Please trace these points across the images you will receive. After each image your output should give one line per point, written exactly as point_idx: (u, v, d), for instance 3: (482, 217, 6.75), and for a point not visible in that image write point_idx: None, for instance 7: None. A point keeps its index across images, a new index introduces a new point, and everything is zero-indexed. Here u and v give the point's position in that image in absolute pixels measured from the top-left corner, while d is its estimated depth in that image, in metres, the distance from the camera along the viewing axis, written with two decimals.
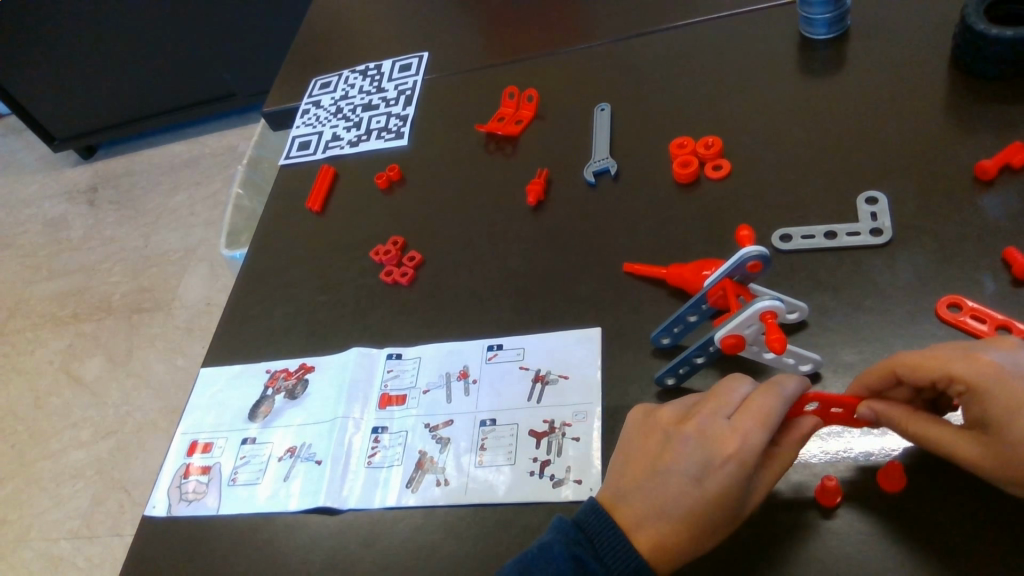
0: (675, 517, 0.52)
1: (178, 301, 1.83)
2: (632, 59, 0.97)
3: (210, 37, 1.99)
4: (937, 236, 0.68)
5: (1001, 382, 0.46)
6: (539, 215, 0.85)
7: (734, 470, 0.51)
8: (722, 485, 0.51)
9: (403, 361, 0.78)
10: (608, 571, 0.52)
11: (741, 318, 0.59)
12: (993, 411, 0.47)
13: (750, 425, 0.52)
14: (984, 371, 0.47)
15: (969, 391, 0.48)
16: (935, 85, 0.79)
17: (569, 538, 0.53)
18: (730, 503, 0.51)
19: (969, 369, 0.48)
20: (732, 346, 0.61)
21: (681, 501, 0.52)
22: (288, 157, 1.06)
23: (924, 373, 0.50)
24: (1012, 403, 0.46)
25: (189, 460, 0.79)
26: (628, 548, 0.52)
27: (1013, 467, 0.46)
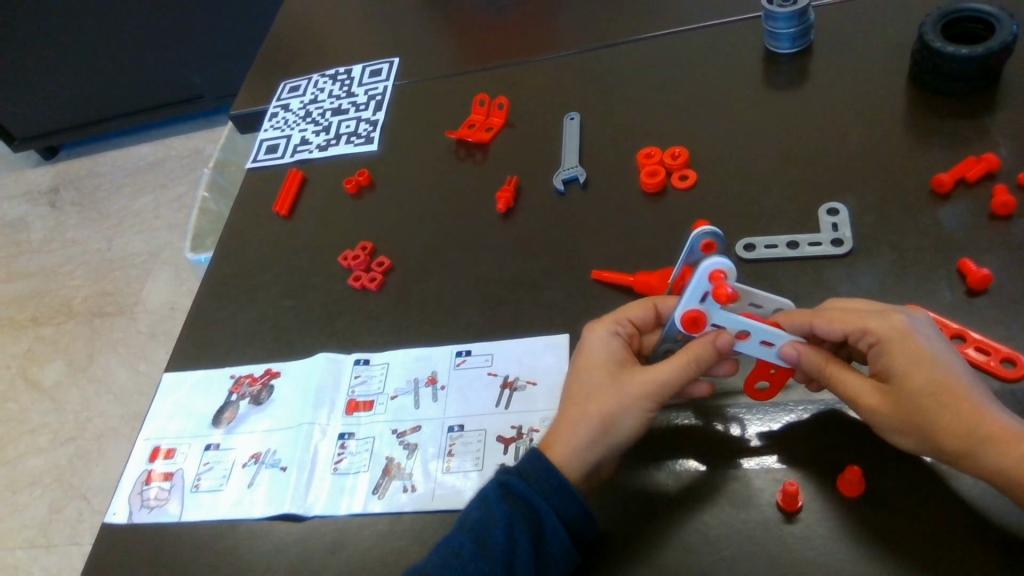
0: (564, 402, 0.61)
1: (141, 305, 1.80)
2: (601, 68, 0.98)
3: (178, 39, 1.96)
4: (895, 246, 0.70)
5: (906, 336, 0.52)
6: (508, 221, 0.86)
7: (601, 349, 0.62)
8: (593, 364, 0.61)
9: (371, 366, 0.78)
10: (532, 489, 0.56)
11: (691, 286, 0.55)
12: (896, 361, 0.52)
13: (607, 322, 0.63)
14: (893, 327, 0.53)
15: (879, 343, 0.53)
16: (895, 100, 0.81)
17: (498, 471, 0.59)
18: (607, 375, 0.60)
19: (883, 324, 0.53)
20: (693, 324, 0.57)
21: (576, 397, 0.60)
22: (256, 160, 1.05)
23: (843, 324, 0.55)
24: (914, 358, 0.51)
25: (151, 466, 0.77)
26: (548, 469, 0.57)
27: (904, 417, 0.51)
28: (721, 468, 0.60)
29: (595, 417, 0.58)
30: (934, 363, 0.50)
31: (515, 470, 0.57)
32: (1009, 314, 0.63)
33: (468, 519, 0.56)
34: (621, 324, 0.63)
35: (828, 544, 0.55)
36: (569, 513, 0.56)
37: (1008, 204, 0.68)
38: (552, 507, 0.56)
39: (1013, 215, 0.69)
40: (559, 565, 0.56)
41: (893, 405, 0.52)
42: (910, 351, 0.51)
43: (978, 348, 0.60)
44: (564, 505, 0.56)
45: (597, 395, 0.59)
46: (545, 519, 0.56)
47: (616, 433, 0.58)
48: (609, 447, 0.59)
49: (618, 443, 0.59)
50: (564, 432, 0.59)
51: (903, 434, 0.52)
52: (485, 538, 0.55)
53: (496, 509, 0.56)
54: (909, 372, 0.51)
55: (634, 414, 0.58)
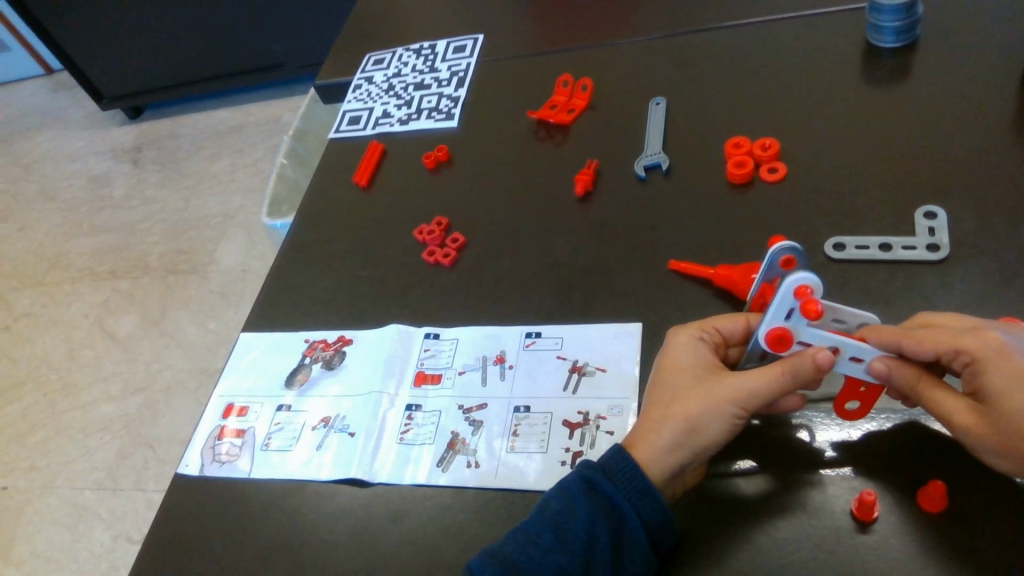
0: (647, 406, 0.60)
1: (214, 265, 1.86)
2: (691, 54, 0.96)
3: (263, 8, 2.00)
4: (996, 256, 0.66)
5: (1003, 356, 0.49)
6: (585, 206, 0.85)
7: (686, 355, 0.61)
8: (676, 368, 0.60)
9: (440, 341, 0.78)
10: (617, 490, 0.56)
11: (777, 302, 0.53)
12: (994, 384, 0.49)
13: (692, 330, 0.62)
14: (989, 346, 0.50)
15: (973, 363, 0.50)
16: (1006, 101, 0.77)
17: (584, 463, 0.58)
18: (691, 379, 0.59)
19: (977, 343, 0.50)
20: (782, 342, 0.55)
21: (658, 401, 0.59)
22: (337, 131, 1.07)
23: (932, 344, 0.52)
24: (1013, 380, 0.48)
25: (224, 422, 0.80)
26: (635, 468, 0.56)
27: (1004, 442, 0.49)
28: (794, 472, 0.59)
29: (677, 419, 0.57)
30: None
31: (601, 466, 0.57)
32: None
33: (548, 509, 0.56)
34: (707, 333, 0.62)
35: (904, 559, 0.53)
36: (653, 519, 0.55)
37: None
38: (636, 511, 0.55)
39: None
40: (638, 569, 0.55)
41: (990, 429, 0.50)
42: (1010, 373, 0.49)
43: None
44: (649, 512, 0.55)
45: (680, 397, 0.58)
46: (627, 521, 0.55)
47: (699, 437, 0.56)
48: (692, 451, 0.57)
49: (702, 448, 0.57)
50: (646, 433, 0.58)
51: (1003, 458, 0.50)
52: (564, 530, 0.55)
53: (578, 504, 0.56)
54: (1008, 395, 0.48)
55: (717, 417, 0.56)
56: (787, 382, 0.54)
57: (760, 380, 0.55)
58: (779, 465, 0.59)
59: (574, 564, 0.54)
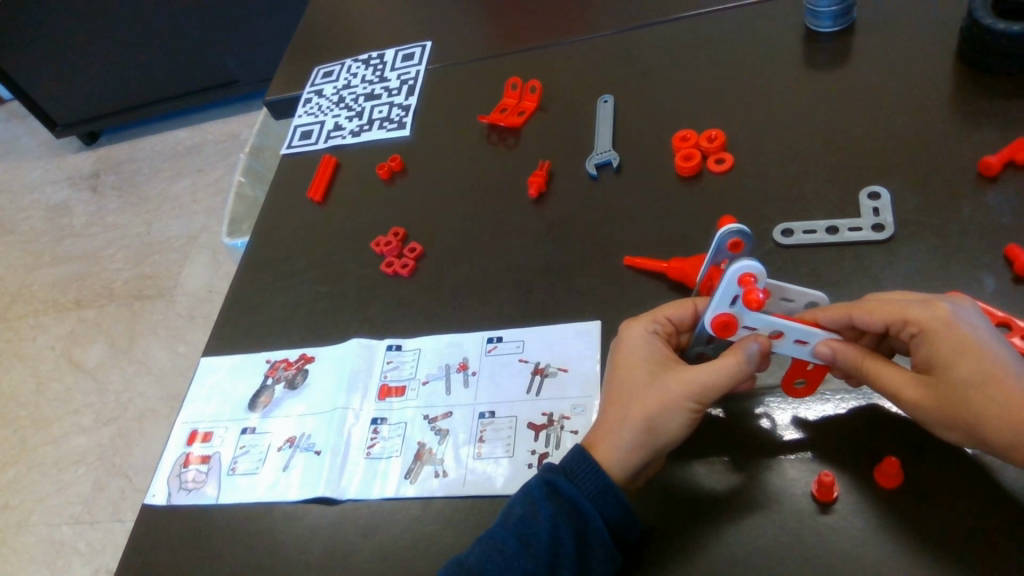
0: (606, 405, 0.60)
1: (179, 288, 1.83)
2: (637, 49, 0.96)
3: (212, 24, 1.98)
4: (939, 232, 0.67)
5: (951, 323, 0.50)
6: (540, 207, 0.85)
7: (641, 350, 0.61)
8: (632, 364, 0.60)
9: (403, 352, 0.78)
10: (579, 489, 0.56)
11: (721, 289, 0.54)
12: (939, 351, 0.50)
13: (642, 322, 0.63)
14: (936, 315, 0.51)
15: (920, 333, 0.51)
16: (941, 79, 0.78)
17: (546, 466, 0.58)
18: (647, 376, 0.59)
19: (925, 313, 0.51)
20: (725, 327, 0.56)
21: (617, 401, 0.59)
22: (290, 146, 1.06)
23: (882, 315, 0.54)
24: (958, 346, 0.49)
25: (189, 449, 0.79)
26: (597, 470, 0.56)
27: (947, 409, 0.50)
28: (755, 457, 0.59)
29: (637, 419, 0.57)
30: (983, 351, 0.48)
31: (561, 469, 0.57)
32: None
33: (512, 515, 0.57)
34: (660, 323, 0.63)
35: (866, 537, 0.54)
36: (615, 517, 0.56)
37: None
38: (598, 510, 0.55)
39: None
40: (603, 566, 0.55)
41: (935, 397, 0.50)
42: (952, 343, 0.50)
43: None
44: (611, 508, 0.55)
45: (638, 396, 0.58)
46: (590, 520, 0.55)
47: (659, 435, 0.57)
48: (653, 450, 0.57)
49: (662, 445, 0.57)
50: (606, 436, 0.58)
51: (948, 427, 0.50)
52: (528, 535, 0.55)
53: (541, 509, 0.56)
54: (952, 364, 0.49)
55: (676, 414, 0.56)
56: (740, 372, 0.55)
57: (717, 374, 0.55)
58: (741, 454, 0.60)
59: (539, 568, 0.55)
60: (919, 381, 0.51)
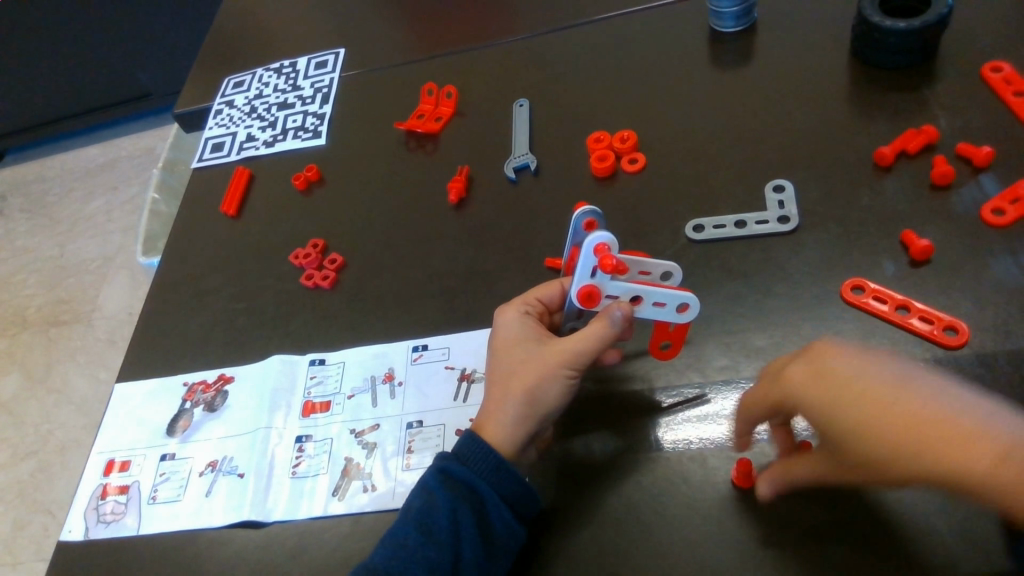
0: (488, 387, 0.60)
1: (98, 312, 1.75)
2: (550, 52, 0.97)
3: (119, 35, 1.90)
4: (841, 221, 0.70)
5: (811, 391, 0.48)
6: (460, 212, 0.85)
7: (512, 330, 0.62)
8: (508, 343, 0.61)
9: (326, 366, 0.77)
10: (472, 471, 0.56)
11: (580, 261, 0.56)
12: (818, 422, 0.47)
13: (511, 307, 0.64)
14: (794, 387, 0.49)
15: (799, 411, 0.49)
16: (837, 74, 0.81)
17: (441, 456, 0.59)
18: (521, 352, 0.60)
19: (787, 391, 0.49)
20: (590, 298, 0.58)
21: (496, 381, 0.60)
22: (200, 160, 1.03)
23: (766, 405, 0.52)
24: (825, 412, 0.46)
25: (106, 479, 0.75)
26: (486, 448, 0.57)
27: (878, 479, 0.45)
28: (678, 447, 0.60)
29: (517, 391, 0.58)
30: (848, 405, 0.45)
31: (454, 455, 0.57)
32: (951, 283, 0.64)
33: (411, 509, 0.56)
34: (531, 304, 0.64)
35: (782, 518, 0.54)
36: (510, 491, 0.56)
37: (947, 175, 0.69)
38: (493, 488, 0.56)
39: (953, 185, 0.70)
40: (506, 543, 0.55)
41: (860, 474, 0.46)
42: (840, 377, 0.46)
43: (923, 318, 0.62)
44: (506, 483, 0.56)
45: (515, 371, 0.59)
46: (487, 500, 0.55)
47: (540, 404, 0.58)
48: (537, 419, 0.58)
49: (545, 414, 0.58)
50: (491, 415, 0.58)
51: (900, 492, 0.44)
52: (428, 524, 0.55)
53: (438, 496, 0.56)
54: (846, 388, 0.46)
55: (553, 382, 0.58)
56: (608, 336, 0.57)
57: (586, 339, 0.57)
58: (635, 431, 0.62)
59: (444, 557, 0.54)
60: (821, 420, 0.47)
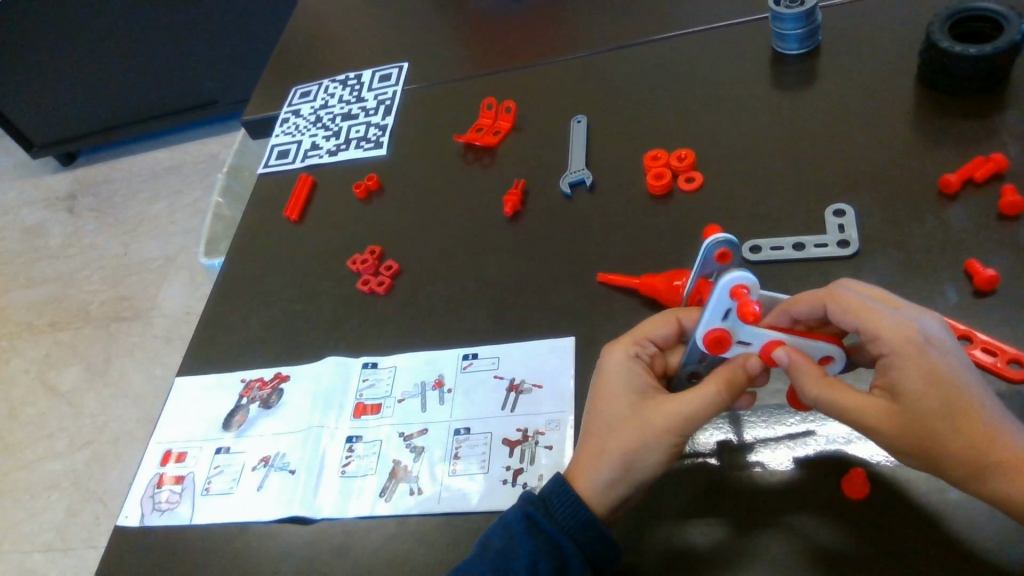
0: (587, 437, 0.59)
1: (157, 310, 1.82)
2: (609, 71, 0.98)
3: (190, 45, 1.99)
4: (902, 248, 0.69)
5: (923, 349, 0.48)
6: (516, 225, 0.86)
7: (619, 378, 0.59)
8: (610, 393, 0.59)
9: (379, 370, 0.78)
10: (559, 525, 0.56)
11: (711, 305, 0.53)
12: (905, 375, 0.47)
13: (620, 345, 0.61)
14: (909, 337, 0.48)
15: (891, 350, 0.49)
16: (903, 99, 0.80)
17: (529, 501, 0.58)
18: (625, 406, 0.57)
19: (897, 333, 0.49)
20: (720, 339, 0.54)
21: (597, 431, 0.58)
22: (266, 166, 1.06)
23: (858, 318, 0.51)
24: (926, 373, 0.47)
25: (163, 468, 0.78)
26: (578, 506, 0.56)
27: (908, 439, 0.47)
28: (728, 468, 0.60)
29: (616, 453, 0.55)
30: (953, 384, 0.46)
31: (541, 503, 0.57)
32: (1017, 314, 0.62)
33: (490, 549, 0.56)
34: (642, 344, 0.61)
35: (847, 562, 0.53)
36: (595, 550, 0.55)
37: (1017, 205, 0.67)
38: (577, 546, 0.55)
39: (1022, 215, 0.68)
40: None
41: (887, 422, 0.48)
42: (941, 362, 0.47)
43: (985, 349, 0.60)
44: (591, 544, 0.55)
45: (616, 429, 0.56)
46: (569, 557, 0.55)
47: (639, 471, 0.55)
48: (633, 485, 0.56)
49: (642, 481, 0.56)
50: (585, 465, 0.57)
51: (905, 454, 0.48)
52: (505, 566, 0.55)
53: (521, 543, 0.55)
54: (928, 395, 0.46)
55: (656, 448, 0.55)
56: (723, 401, 0.54)
57: (702, 405, 0.54)
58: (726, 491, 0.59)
59: None
60: (904, 375, 0.47)
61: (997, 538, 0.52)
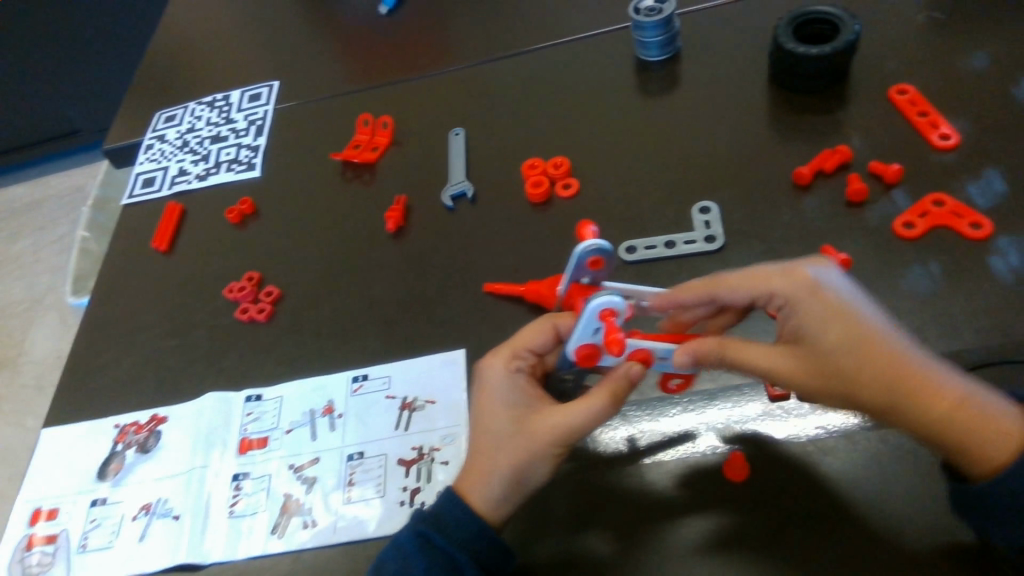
0: (474, 450, 0.58)
1: (25, 357, 1.68)
2: (483, 82, 0.99)
3: (47, 71, 1.87)
4: (764, 238, 0.73)
5: (813, 292, 0.52)
6: (399, 241, 0.85)
7: (503, 390, 0.59)
8: (497, 405, 0.58)
9: (263, 402, 0.75)
10: (452, 539, 0.55)
11: (583, 325, 0.55)
12: (802, 320, 0.51)
13: (502, 356, 0.61)
14: (800, 284, 0.52)
15: (787, 301, 0.53)
16: (757, 98, 0.85)
17: (418, 519, 0.57)
18: (512, 418, 0.57)
19: (788, 283, 0.53)
20: (590, 355, 0.57)
21: (486, 444, 0.57)
22: (131, 196, 1.00)
23: (750, 285, 0.56)
24: (822, 312, 0.51)
25: (32, 529, 0.72)
26: (471, 518, 0.55)
27: (821, 379, 0.50)
28: (616, 463, 0.62)
29: (508, 466, 0.55)
30: (848, 315, 0.50)
31: (433, 520, 0.56)
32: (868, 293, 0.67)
33: (384, 572, 0.54)
34: (520, 355, 0.61)
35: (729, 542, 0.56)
36: (490, 556, 0.55)
37: (861, 192, 0.73)
38: (473, 555, 0.54)
39: (867, 201, 0.73)
40: None
41: (801, 367, 0.51)
42: (833, 301, 0.51)
43: None
44: (486, 550, 0.55)
45: (507, 442, 0.56)
46: (465, 569, 0.54)
47: (528, 482, 0.56)
48: (522, 495, 0.56)
49: (530, 490, 0.56)
50: (476, 478, 0.56)
51: (822, 395, 0.51)
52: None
53: (414, 562, 0.54)
54: (829, 331, 0.50)
55: (545, 459, 0.55)
56: (608, 412, 0.55)
57: (586, 416, 0.55)
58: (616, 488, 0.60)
59: None
60: (807, 320, 0.51)
61: (862, 504, 0.55)
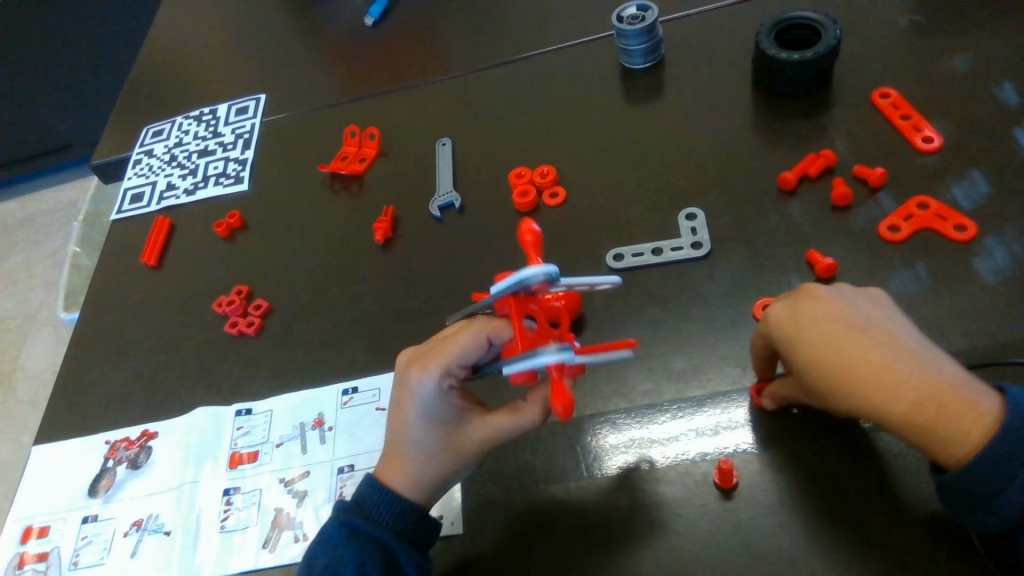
0: (400, 452, 0.57)
1: (19, 373, 1.67)
2: (468, 91, 0.99)
3: (37, 87, 1.87)
4: (750, 244, 0.73)
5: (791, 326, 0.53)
6: (387, 252, 0.85)
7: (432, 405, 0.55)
8: (427, 422, 0.56)
9: (253, 416, 0.75)
10: (379, 524, 0.57)
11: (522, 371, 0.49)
12: (788, 353, 0.53)
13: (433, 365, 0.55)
14: (777, 322, 0.54)
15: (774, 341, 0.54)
16: (740, 104, 0.86)
17: (343, 510, 0.58)
18: (443, 433, 0.56)
19: (767, 323, 0.55)
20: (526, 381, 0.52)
21: (415, 453, 0.57)
22: (119, 211, 1.01)
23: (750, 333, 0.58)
24: (799, 343, 0.52)
25: (23, 547, 0.72)
26: (390, 500, 0.57)
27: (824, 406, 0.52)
28: (607, 473, 0.62)
29: (437, 477, 0.57)
30: (821, 342, 0.51)
31: (357, 508, 0.58)
32: None
33: (316, 567, 0.56)
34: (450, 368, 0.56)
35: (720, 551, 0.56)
36: (415, 531, 0.57)
37: (846, 196, 0.73)
38: (400, 535, 0.57)
39: (852, 205, 0.74)
40: None
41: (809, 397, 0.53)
42: (810, 330, 0.52)
43: None
44: (410, 527, 0.57)
45: (439, 457, 0.57)
46: (395, 550, 0.56)
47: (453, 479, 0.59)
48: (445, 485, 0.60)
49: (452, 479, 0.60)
50: (404, 480, 0.58)
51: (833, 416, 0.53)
52: None
53: (345, 551, 0.55)
54: (811, 364, 0.51)
55: (471, 464, 0.58)
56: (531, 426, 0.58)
57: (513, 430, 0.57)
58: (606, 497, 0.61)
59: None
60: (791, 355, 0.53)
61: (851, 509, 0.55)
